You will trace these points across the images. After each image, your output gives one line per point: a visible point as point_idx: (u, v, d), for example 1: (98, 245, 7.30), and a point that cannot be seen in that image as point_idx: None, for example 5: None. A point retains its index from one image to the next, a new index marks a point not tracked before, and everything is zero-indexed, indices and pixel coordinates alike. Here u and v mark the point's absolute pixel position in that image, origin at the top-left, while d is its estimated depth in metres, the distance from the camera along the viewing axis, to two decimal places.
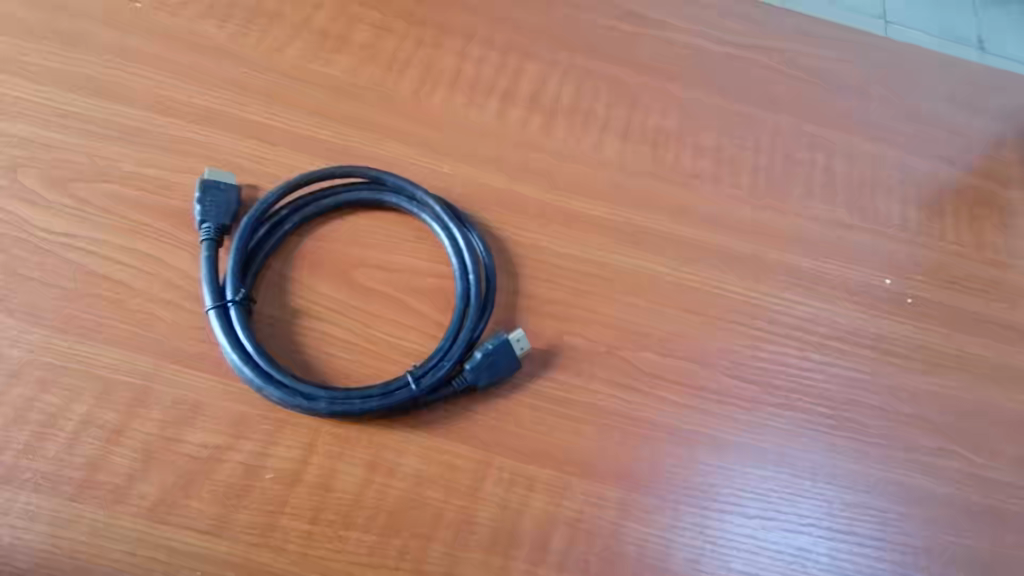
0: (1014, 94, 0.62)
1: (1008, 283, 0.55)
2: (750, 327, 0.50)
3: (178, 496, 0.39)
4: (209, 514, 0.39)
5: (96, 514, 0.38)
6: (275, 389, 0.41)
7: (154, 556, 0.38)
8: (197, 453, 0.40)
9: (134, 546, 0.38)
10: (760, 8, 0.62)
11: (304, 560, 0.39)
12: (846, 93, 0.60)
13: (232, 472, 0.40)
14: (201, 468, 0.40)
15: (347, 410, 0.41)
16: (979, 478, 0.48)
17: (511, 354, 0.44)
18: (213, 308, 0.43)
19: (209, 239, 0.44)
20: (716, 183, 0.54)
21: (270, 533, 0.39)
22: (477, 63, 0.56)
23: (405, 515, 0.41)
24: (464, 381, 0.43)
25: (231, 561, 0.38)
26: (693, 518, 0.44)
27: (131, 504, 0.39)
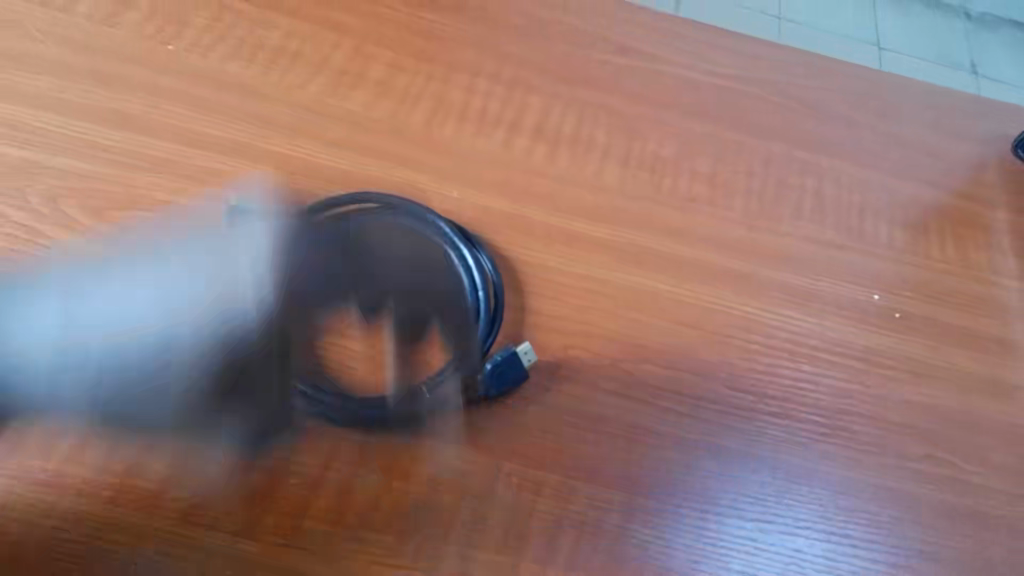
0: (996, 120, 0.66)
1: (993, 299, 0.57)
2: (745, 341, 0.52)
3: (162, 360, 0.43)
4: (191, 368, 0.43)
5: (99, 364, 0.42)
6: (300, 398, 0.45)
7: (138, 398, 0.42)
8: (182, 398, 0.43)
9: (141, 370, 0.43)
10: (750, 43, 0.66)
11: (265, 257, 0.47)
12: (835, 121, 0.63)
13: (207, 365, 0.43)
14: (181, 328, 0.43)
15: (364, 418, 0.45)
16: (969, 484, 0.50)
17: (518, 364, 0.47)
18: None
19: None
20: (711, 206, 0.58)
21: (232, 428, 0.43)
22: (484, 96, 0.60)
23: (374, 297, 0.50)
24: (474, 391, 0.47)
25: (224, 395, 0.43)
26: (694, 522, 0.46)
27: (134, 352, 0.43)
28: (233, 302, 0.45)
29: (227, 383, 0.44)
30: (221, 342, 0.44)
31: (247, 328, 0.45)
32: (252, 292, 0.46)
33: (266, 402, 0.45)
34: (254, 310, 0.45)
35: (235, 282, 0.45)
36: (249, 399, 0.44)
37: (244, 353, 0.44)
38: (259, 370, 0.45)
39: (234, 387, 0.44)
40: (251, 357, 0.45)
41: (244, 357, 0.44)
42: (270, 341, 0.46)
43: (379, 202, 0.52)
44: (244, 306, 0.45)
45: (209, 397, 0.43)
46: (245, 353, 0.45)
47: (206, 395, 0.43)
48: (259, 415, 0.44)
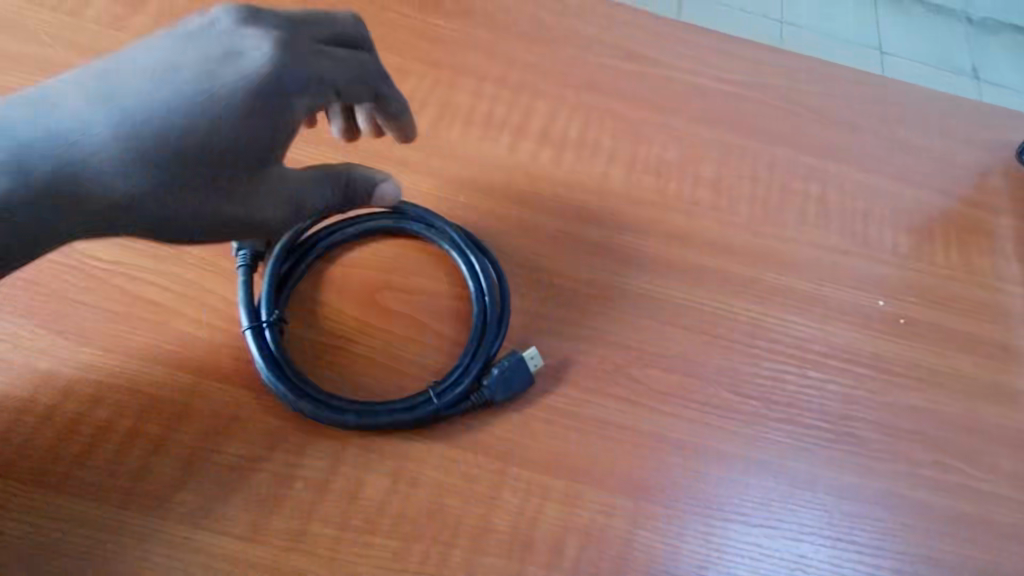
0: (999, 126, 0.66)
1: (997, 305, 0.57)
2: (750, 346, 0.52)
3: (113, 108, 0.39)
4: (135, 122, 0.39)
5: (42, 124, 0.39)
6: (308, 402, 0.44)
7: (82, 175, 0.38)
8: (174, 77, 0.40)
9: (86, 118, 0.39)
10: (754, 48, 0.66)
11: (277, 42, 0.42)
12: (838, 126, 0.63)
13: (162, 110, 0.39)
14: (159, 86, 0.39)
15: (373, 423, 0.44)
16: (973, 490, 0.50)
17: (525, 370, 0.47)
18: (249, 328, 0.46)
19: (246, 265, 0.47)
20: (716, 211, 0.58)
21: (212, 192, 0.41)
22: (489, 101, 0.60)
23: (352, 88, 0.46)
24: (482, 396, 0.46)
25: (179, 155, 0.39)
26: (699, 527, 0.46)
27: (72, 119, 0.39)
28: (234, 69, 0.40)
29: (185, 140, 0.39)
30: (241, 97, 0.40)
31: (222, 100, 0.40)
32: (255, 58, 0.41)
33: (260, 153, 0.42)
34: (250, 81, 0.40)
35: (237, 63, 0.41)
36: (204, 154, 0.40)
37: (241, 124, 0.40)
38: (228, 153, 0.40)
39: (208, 164, 0.40)
40: (230, 149, 0.40)
41: (222, 129, 0.40)
42: (270, 125, 0.41)
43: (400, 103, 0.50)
44: (238, 73, 0.40)
45: (169, 158, 0.39)
46: (231, 140, 0.40)
47: (159, 164, 0.39)
48: (218, 179, 0.41)
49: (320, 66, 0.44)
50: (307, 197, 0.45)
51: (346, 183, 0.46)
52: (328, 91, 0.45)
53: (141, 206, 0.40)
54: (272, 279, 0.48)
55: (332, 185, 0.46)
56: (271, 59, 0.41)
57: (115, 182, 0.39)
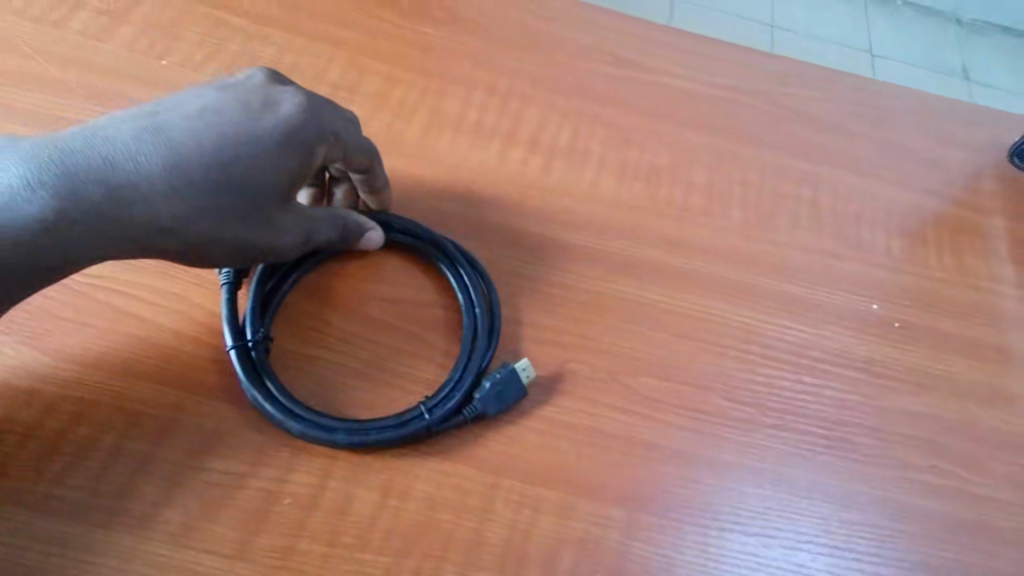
0: (991, 128, 0.66)
1: (991, 307, 0.57)
2: (744, 352, 0.52)
3: (161, 142, 0.42)
4: (179, 156, 0.41)
5: (91, 153, 0.41)
6: (296, 422, 0.43)
7: (124, 199, 0.41)
8: (218, 121, 0.43)
9: (134, 149, 0.41)
10: (745, 53, 0.66)
11: (308, 97, 0.46)
12: (831, 130, 0.63)
13: (204, 147, 0.42)
14: (203, 125, 0.43)
15: (363, 441, 0.44)
16: (971, 495, 0.49)
17: (517, 382, 0.47)
18: (234, 347, 0.45)
19: (229, 282, 0.47)
20: (709, 216, 0.57)
21: (241, 221, 0.43)
22: (479, 109, 0.59)
23: (354, 157, 0.47)
24: (474, 410, 0.45)
25: (216, 185, 0.42)
26: (695, 537, 0.45)
27: (120, 149, 0.41)
28: (274, 115, 0.44)
29: (224, 172, 0.42)
30: (277, 140, 0.43)
31: (261, 140, 0.43)
32: (291, 107, 0.45)
33: (288, 190, 0.44)
34: (286, 126, 0.44)
35: (276, 109, 0.44)
36: (242, 188, 0.42)
37: (278, 161, 0.43)
38: (263, 185, 0.43)
39: (242, 194, 0.43)
40: (266, 182, 0.43)
41: (259, 165, 0.43)
42: (298, 165, 0.44)
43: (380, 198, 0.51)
44: (277, 118, 0.44)
45: (211, 186, 0.42)
46: (267, 175, 0.43)
47: (197, 192, 0.42)
48: (248, 207, 0.43)
49: (339, 123, 0.46)
50: (312, 228, 0.46)
51: (340, 225, 0.48)
52: (338, 150, 0.47)
53: (176, 230, 0.42)
54: (257, 295, 0.47)
55: (332, 224, 0.47)
56: (305, 109, 0.45)
57: (155, 206, 0.41)
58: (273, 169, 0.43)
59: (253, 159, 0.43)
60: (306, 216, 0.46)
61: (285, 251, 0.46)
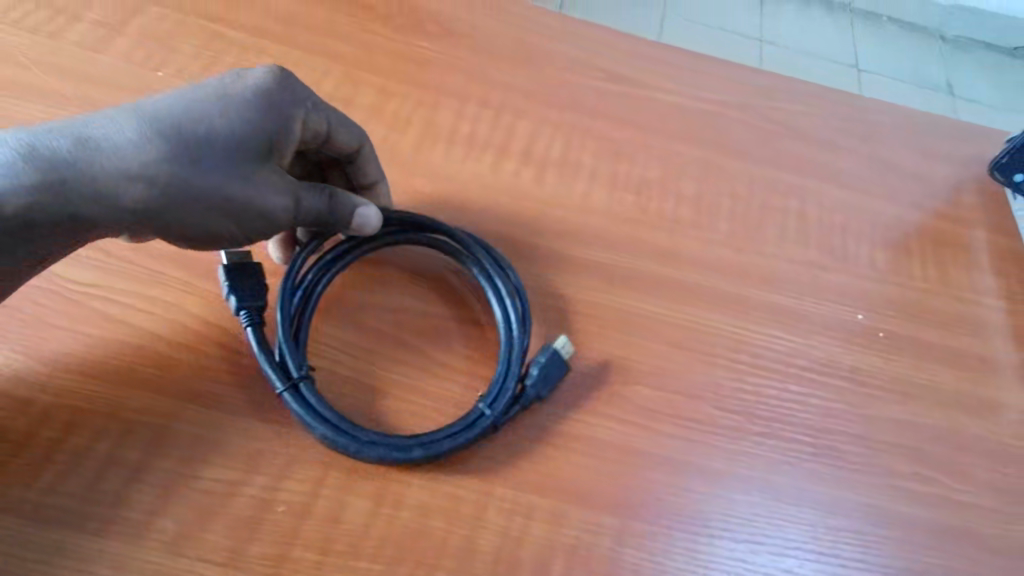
0: (972, 142, 0.68)
1: (974, 318, 0.58)
2: (733, 361, 0.53)
3: (138, 111, 0.43)
4: (158, 120, 0.42)
5: (71, 127, 0.42)
6: (371, 446, 0.44)
7: (103, 161, 0.41)
8: (191, 91, 0.44)
9: (113, 119, 0.43)
10: (734, 69, 0.67)
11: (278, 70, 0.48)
12: (818, 143, 0.64)
13: (179, 112, 0.43)
14: (178, 96, 0.44)
15: (436, 453, 0.44)
16: (955, 501, 0.50)
17: (561, 360, 0.48)
18: (286, 389, 0.44)
19: (253, 324, 0.45)
20: (699, 228, 0.58)
21: (226, 176, 0.43)
22: (473, 122, 0.60)
23: (339, 133, 0.49)
24: (529, 397, 0.47)
25: (196, 142, 0.43)
26: (686, 544, 0.46)
27: (99, 121, 0.43)
28: (246, 84, 0.46)
29: (202, 132, 0.43)
30: (251, 105, 0.45)
31: (235, 105, 0.44)
32: (262, 77, 0.46)
33: (266, 152, 0.45)
34: (259, 92, 0.45)
35: (247, 78, 0.46)
36: (217, 145, 0.43)
37: (252, 122, 0.44)
38: (239, 144, 0.44)
39: (219, 152, 0.43)
40: (241, 142, 0.44)
41: (235, 126, 0.44)
42: (274, 129, 0.45)
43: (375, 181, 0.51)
44: (249, 87, 0.46)
45: (188, 145, 0.42)
46: (242, 134, 0.44)
47: (174, 150, 0.42)
48: (230, 165, 0.43)
49: (313, 95, 0.48)
50: (299, 191, 0.46)
51: (328, 194, 0.46)
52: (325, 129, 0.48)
53: (160, 189, 0.42)
54: (285, 322, 0.46)
55: (318, 194, 0.46)
56: (276, 79, 0.47)
57: (134, 166, 0.41)
58: (247, 129, 0.44)
59: (226, 119, 0.44)
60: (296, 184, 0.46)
61: (275, 212, 0.45)
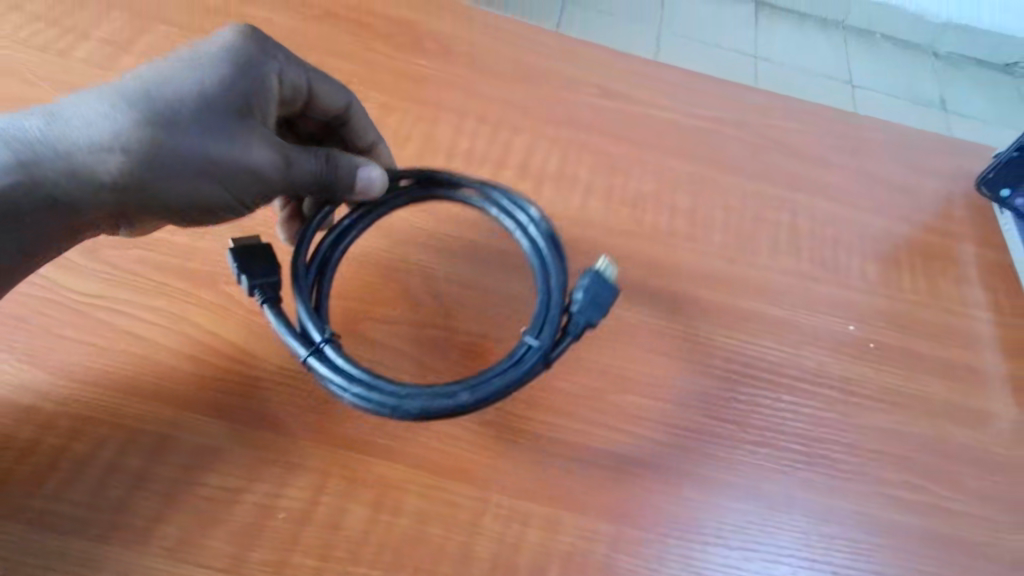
0: (959, 158, 0.69)
1: (963, 329, 0.59)
2: (726, 371, 0.54)
3: (113, 85, 0.45)
4: (130, 90, 0.44)
5: (52, 110, 0.45)
6: (413, 398, 0.41)
7: (85, 138, 0.44)
8: (162, 62, 0.46)
9: (90, 96, 0.45)
10: (726, 86, 0.69)
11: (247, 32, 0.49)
12: (808, 158, 0.66)
13: (151, 81, 0.45)
14: (149, 68, 0.46)
15: (487, 396, 0.41)
16: (945, 509, 0.51)
17: (607, 281, 0.43)
18: (310, 354, 0.42)
19: (267, 300, 0.44)
20: (692, 240, 0.59)
21: (196, 134, 0.44)
22: (472, 137, 0.62)
23: (321, 89, 0.51)
24: (578, 324, 0.43)
25: (160, 103, 0.44)
26: (680, 550, 0.46)
27: (76, 100, 0.45)
28: (214, 49, 0.47)
29: (175, 97, 0.44)
30: (221, 68, 0.46)
31: (205, 70, 0.46)
32: (230, 40, 0.48)
33: (241, 110, 0.46)
34: (227, 55, 0.47)
35: (215, 42, 0.48)
36: (190, 109, 0.44)
37: (224, 83, 0.46)
38: (213, 105, 0.45)
39: (193, 116, 0.44)
40: (214, 103, 0.45)
41: (206, 89, 0.45)
42: (246, 88, 0.46)
43: (373, 142, 0.54)
44: (218, 51, 0.47)
45: (161, 110, 0.44)
46: (214, 96, 0.45)
47: (149, 117, 0.44)
48: (205, 127, 0.45)
49: (284, 53, 0.49)
50: (287, 149, 0.47)
51: (323, 156, 0.47)
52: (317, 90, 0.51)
53: (134, 155, 0.43)
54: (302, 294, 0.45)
55: (313, 156, 0.47)
56: (244, 40, 0.48)
57: (112, 137, 0.43)
58: (216, 91, 0.45)
59: (193, 83, 0.45)
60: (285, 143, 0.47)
61: (260, 167, 0.46)
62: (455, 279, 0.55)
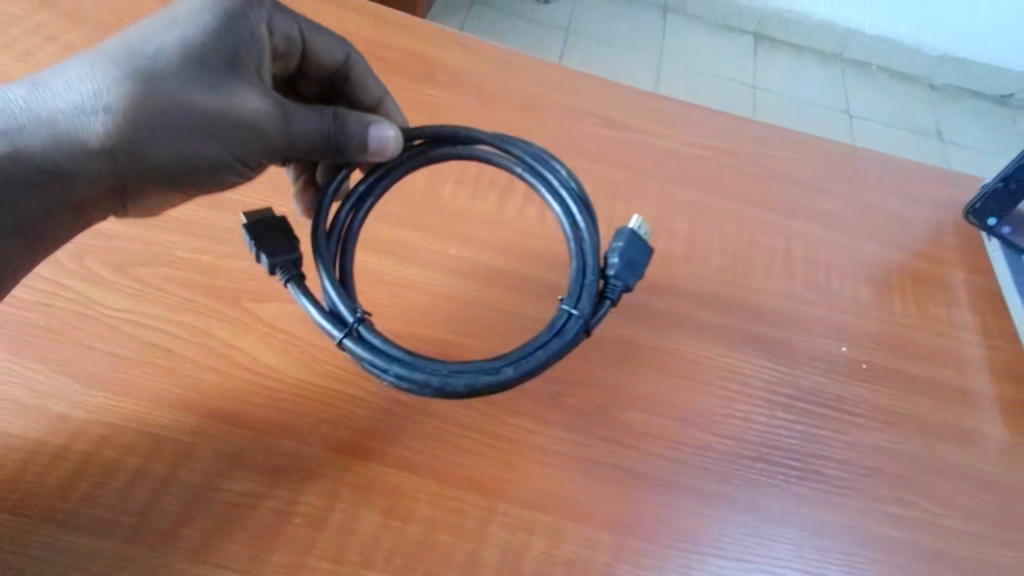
0: (947, 189, 0.73)
1: (953, 351, 0.62)
2: (724, 389, 0.56)
3: (99, 46, 0.45)
4: (114, 48, 0.44)
5: (41, 78, 0.45)
6: (456, 379, 0.40)
7: (74, 102, 0.44)
8: (146, 21, 0.46)
9: (77, 59, 0.45)
10: (724, 118, 0.72)
11: None
12: (803, 185, 0.69)
13: (135, 38, 0.45)
14: (135, 27, 0.46)
15: (533, 369, 0.40)
16: (936, 525, 0.53)
17: (642, 242, 0.44)
18: (344, 338, 0.40)
19: (291, 278, 0.42)
20: (691, 263, 0.62)
21: (181, 87, 0.44)
22: (481, 163, 0.65)
23: (318, 41, 0.54)
24: (617, 287, 0.43)
25: (144, 59, 0.44)
26: (679, 560, 0.48)
27: (65, 66, 0.45)
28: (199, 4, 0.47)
29: (159, 51, 0.44)
30: (205, 22, 0.46)
31: (190, 24, 0.46)
32: None
33: (229, 63, 0.46)
34: (213, 10, 0.47)
35: None
36: (174, 63, 0.44)
37: (209, 35, 0.45)
38: (200, 59, 0.45)
39: (177, 70, 0.44)
40: (201, 56, 0.45)
41: (191, 41, 0.45)
42: (234, 41, 0.46)
43: (379, 95, 0.57)
44: (203, 6, 0.47)
45: (144, 66, 0.44)
46: (200, 48, 0.45)
47: (132, 73, 0.43)
48: (192, 80, 0.44)
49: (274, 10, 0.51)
50: (286, 102, 0.46)
51: (331, 117, 0.47)
52: (315, 41, 0.54)
53: (119, 113, 0.43)
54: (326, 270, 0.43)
55: (317, 115, 0.47)
56: None
57: (96, 97, 0.43)
58: (199, 43, 0.45)
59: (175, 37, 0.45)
60: (283, 97, 0.47)
61: (256, 120, 0.45)
62: (465, 298, 0.58)
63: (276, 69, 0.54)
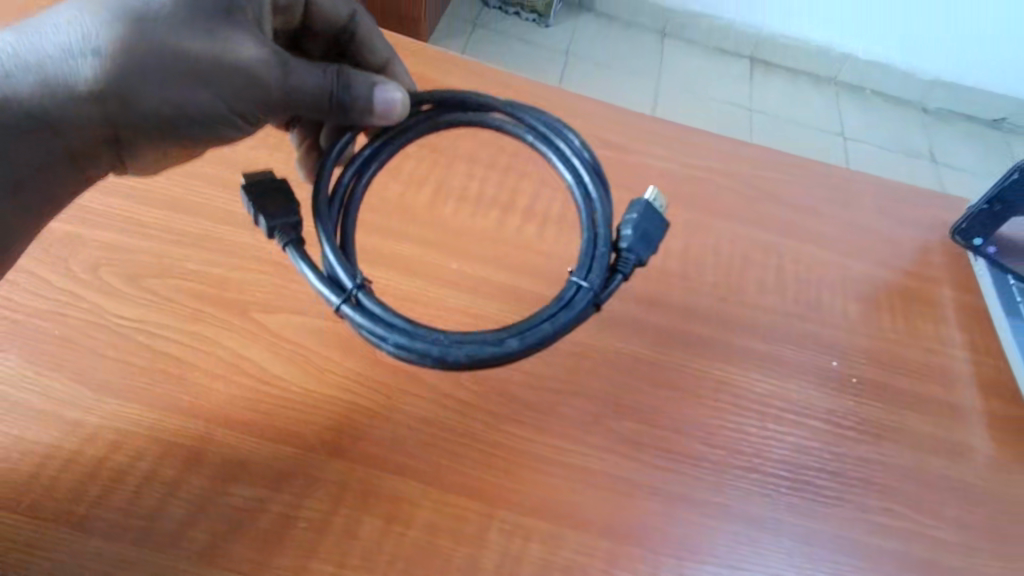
0: (934, 211, 0.75)
1: (941, 367, 0.63)
2: (717, 402, 0.57)
3: None
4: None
5: (30, 23, 0.47)
6: (457, 349, 0.40)
7: (64, 48, 0.46)
8: None
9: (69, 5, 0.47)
10: (718, 139, 0.75)
11: None
12: (794, 204, 0.71)
13: None
14: None
15: (539, 340, 0.41)
16: (924, 536, 0.54)
17: (658, 218, 0.46)
18: (343, 304, 0.41)
19: (290, 242, 0.43)
20: (685, 279, 0.64)
21: (172, 31, 0.46)
22: (482, 182, 0.67)
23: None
24: (629, 263, 0.44)
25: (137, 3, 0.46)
26: (673, 567, 0.49)
27: (56, 12, 0.47)
28: None
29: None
30: None
31: None
32: None
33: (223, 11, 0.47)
34: None
35: None
36: (167, 10, 0.46)
37: None
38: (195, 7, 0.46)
39: (170, 16, 0.46)
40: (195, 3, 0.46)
41: None
42: None
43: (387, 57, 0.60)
44: None
45: (137, 12, 0.46)
46: None
47: (125, 19, 0.45)
48: (185, 27, 0.46)
49: None
50: (286, 57, 0.48)
51: (333, 73, 0.49)
52: None
53: (110, 56, 0.45)
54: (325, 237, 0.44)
55: (319, 72, 0.48)
56: None
57: (89, 42, 0.45)
58: None
59: None
60: (281, 50, 0.49)
61: (253, 69, 0.47)
62: (466, 311, 0.59)
63: (278, 24, 0.58)
